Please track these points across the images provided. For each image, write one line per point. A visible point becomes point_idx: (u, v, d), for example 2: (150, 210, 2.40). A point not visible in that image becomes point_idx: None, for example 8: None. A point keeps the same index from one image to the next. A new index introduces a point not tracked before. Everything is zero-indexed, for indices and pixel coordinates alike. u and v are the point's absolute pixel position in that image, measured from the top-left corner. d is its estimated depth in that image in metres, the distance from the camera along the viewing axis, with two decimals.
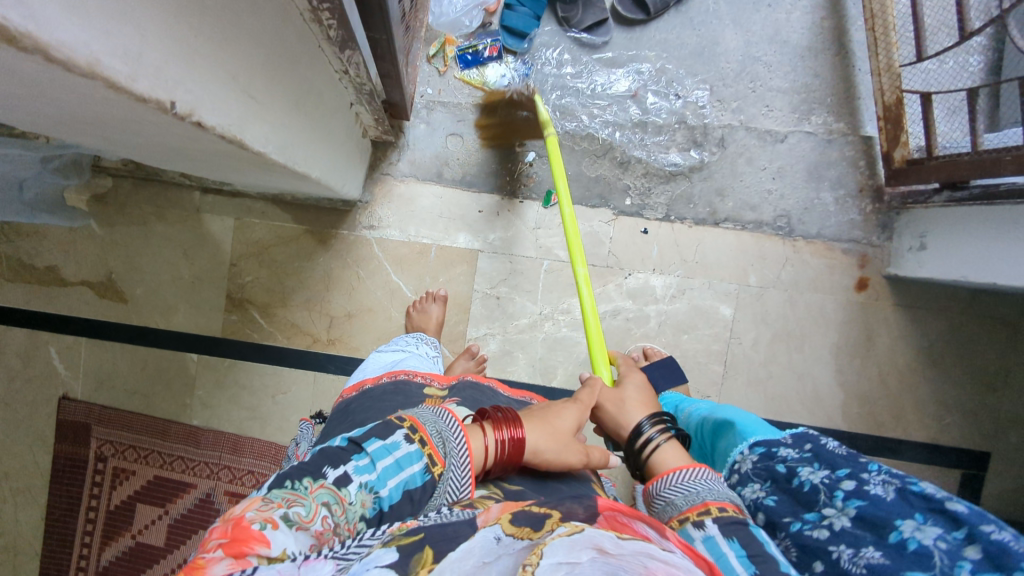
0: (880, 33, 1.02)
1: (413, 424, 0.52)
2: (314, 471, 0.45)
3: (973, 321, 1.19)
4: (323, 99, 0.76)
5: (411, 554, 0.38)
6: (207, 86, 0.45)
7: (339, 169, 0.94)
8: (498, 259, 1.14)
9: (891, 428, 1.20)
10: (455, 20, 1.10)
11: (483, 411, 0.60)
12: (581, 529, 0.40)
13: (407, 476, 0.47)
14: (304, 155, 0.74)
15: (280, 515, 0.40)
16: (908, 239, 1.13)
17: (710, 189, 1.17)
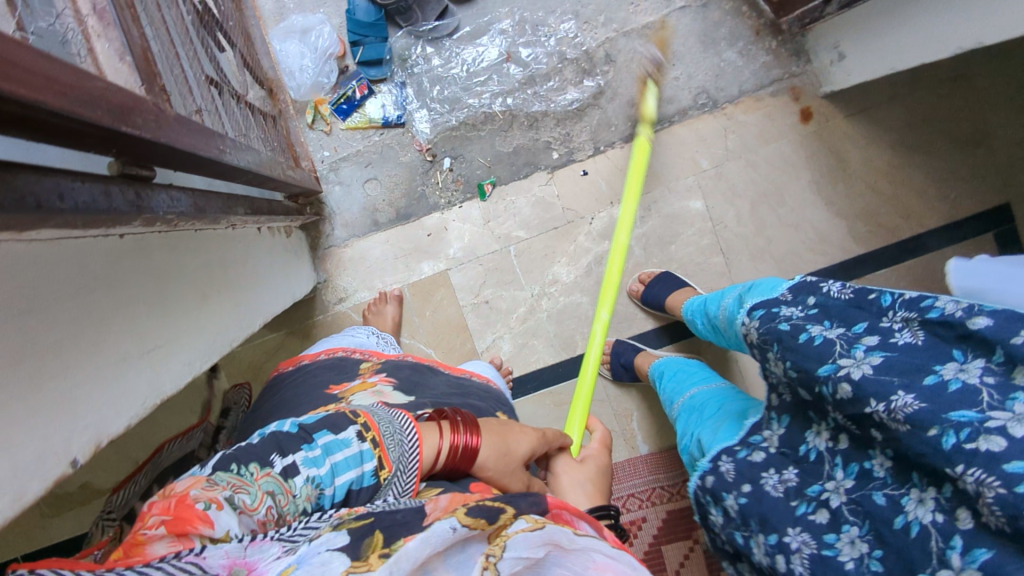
0: None
1: (368, 421, 0.60)
2: (262, 459, 0.52)
3: (924, 92, 1.18)
4: (227, 259, 0.82)
5: (363, 538, 0.46)
6: (95, 387, 0.53)
7: (280, 273, 0.98)
8: (468, 268, 1.14)
9: (906, 229, 1.18)
10: (314, 82, 1.14)
11: (445, 412, 0.70)
12: (541, 526, 0.54)
13: (354, 477, 0.55)
14: (233, 323, 0.82)
15: (225, 498, 0.45)
16: (826, 54, 1.13)
17: (623, 104, 1.16)
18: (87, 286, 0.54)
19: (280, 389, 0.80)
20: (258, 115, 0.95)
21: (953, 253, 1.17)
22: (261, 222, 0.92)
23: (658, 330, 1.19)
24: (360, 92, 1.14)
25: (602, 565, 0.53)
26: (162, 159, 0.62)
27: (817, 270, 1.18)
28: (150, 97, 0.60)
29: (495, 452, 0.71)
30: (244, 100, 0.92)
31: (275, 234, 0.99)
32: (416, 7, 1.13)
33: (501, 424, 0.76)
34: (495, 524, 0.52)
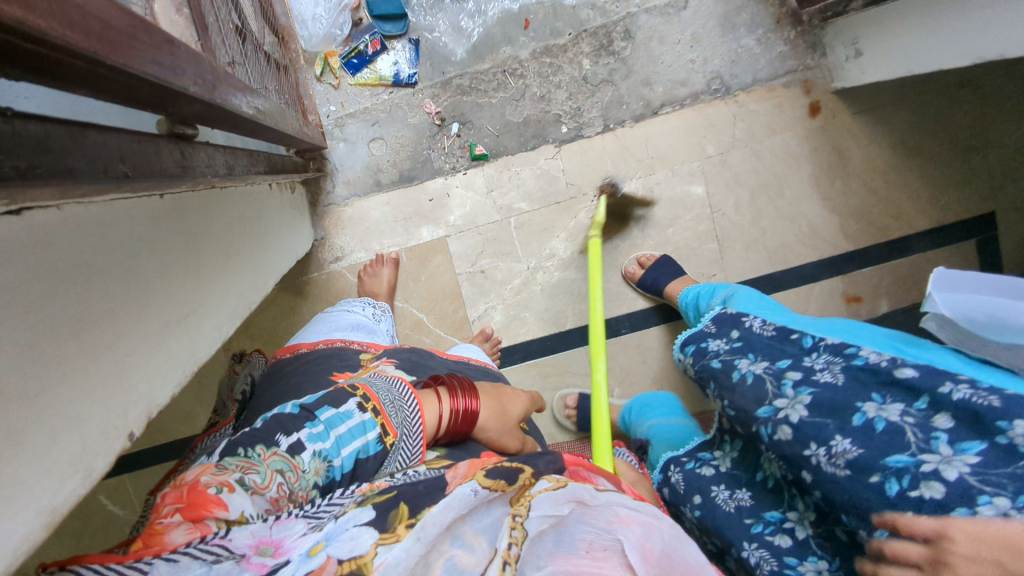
0: None
1: (366, 392, 0.61)
2: (267, 439, 0.51)
3: (931, 95, 1.17)
4: (250, 216, 0.84)
5: (388, 511, 0.45)
6: (140, 350, 0.56)
7: (286, 228, 0.98)
8: (468, 237, 1.14)
9: (895, 229, 1.21)
10: (326, 34, 1.09)
11: (439, 378, 0.75)
12: (563, 484, 0.56)
13: (360, 446, 0.55)
14: (255, 282, 0.84)
15: (236, 480, 0.45)
16: (842, 49, 1.11)
17: (636, 83, 1.14)
18: (135, 250, 0.56)
19: (281, 377, 0.78)
20: (271, 63, 0.93)
21: (935, 256, 1.21)
22: (271, 176, 0.89)
23: (647, 311, 1.21)
24: (373, 48, 1.10)
25: (625, 518, 0.54)
26: (204, 118, 0.65)
27: (806, 264, 1.21)
28: (202, 51, 0.65)
29: (493, 413, 0.76)
30: (256, 44, 0.88)
31: (281, 191, 0.98)
32: None
33: (496, 389, 0.83)
34: (516, 485, 0.53)
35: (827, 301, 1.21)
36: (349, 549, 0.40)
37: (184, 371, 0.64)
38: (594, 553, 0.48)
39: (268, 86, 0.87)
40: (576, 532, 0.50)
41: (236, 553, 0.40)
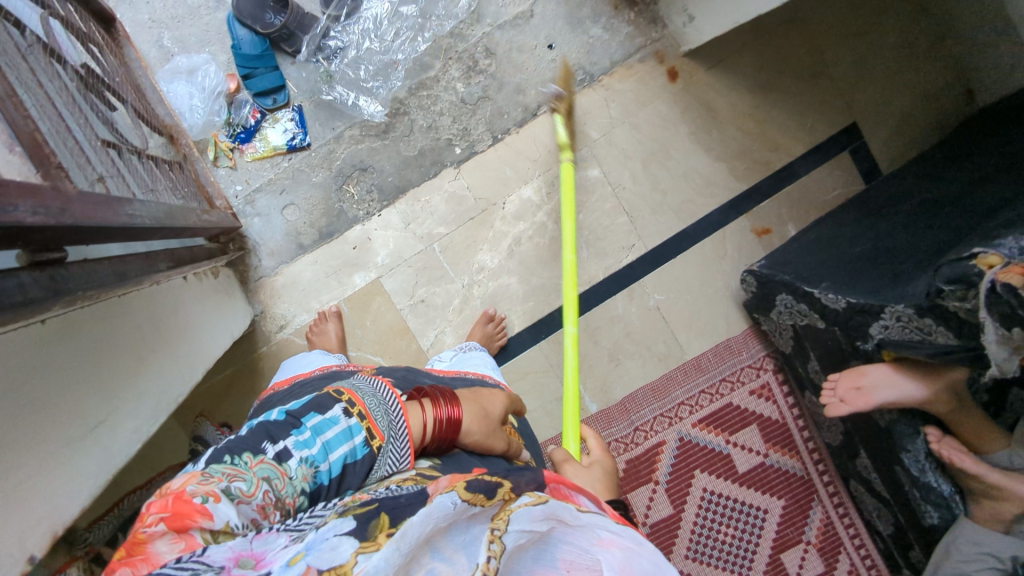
0: None
1: (352, 399, 0.63)
2: (255, 447, 0.55)
3: (770, 36, 1.27)
4: (159, 312, 0.80)
5: (368, 521, 0.45)
6: (35, 471, 0.55)
7: (214, 314, 0.99)
8: (399, 272, 1.21)
9: (777, 160, 1.30)
10: (206, 121, 1.14)
11: (422, 388, 0.73)
12: (543, 499, 0.54)
13: (345, 452, 0.58)
14: (169, 373, 0.81)
15: (222, 490, 0.47)
16: (677, 17, 1.21)
17: (510, 92, 1.21)
18: (23, 382, 0.53)
19: (284, 394, 0.88)
20: (154, 165, 0.94)
21: (819, 174, 1.31)
22: (180, 269, 0.89)
23: (583, 296, 1.29)
24: (254, 117, 1.17)
25: (607, 541, 0.53)
26: (76, 239, 0.61)
27: (710, 213, 1.30)
28: (49, 180, 0.59)
29: (475, 418, 0.77)
30: (139, 151, 0.90)
31: (200, 279, 0.98)
32: (298, 33, 1.14)
33: (473, 391, 0.84)
34: (496, 500, 0.52)
35: (739, 241, 1.31)
36: (328, 561, 0.41)
37: (96, 480, 0.63)
38: (577, 574, 0.50)
39: (156, 190, 0.88)
40: (558, 547, 0.51)
41: (215, 566, 0.41)
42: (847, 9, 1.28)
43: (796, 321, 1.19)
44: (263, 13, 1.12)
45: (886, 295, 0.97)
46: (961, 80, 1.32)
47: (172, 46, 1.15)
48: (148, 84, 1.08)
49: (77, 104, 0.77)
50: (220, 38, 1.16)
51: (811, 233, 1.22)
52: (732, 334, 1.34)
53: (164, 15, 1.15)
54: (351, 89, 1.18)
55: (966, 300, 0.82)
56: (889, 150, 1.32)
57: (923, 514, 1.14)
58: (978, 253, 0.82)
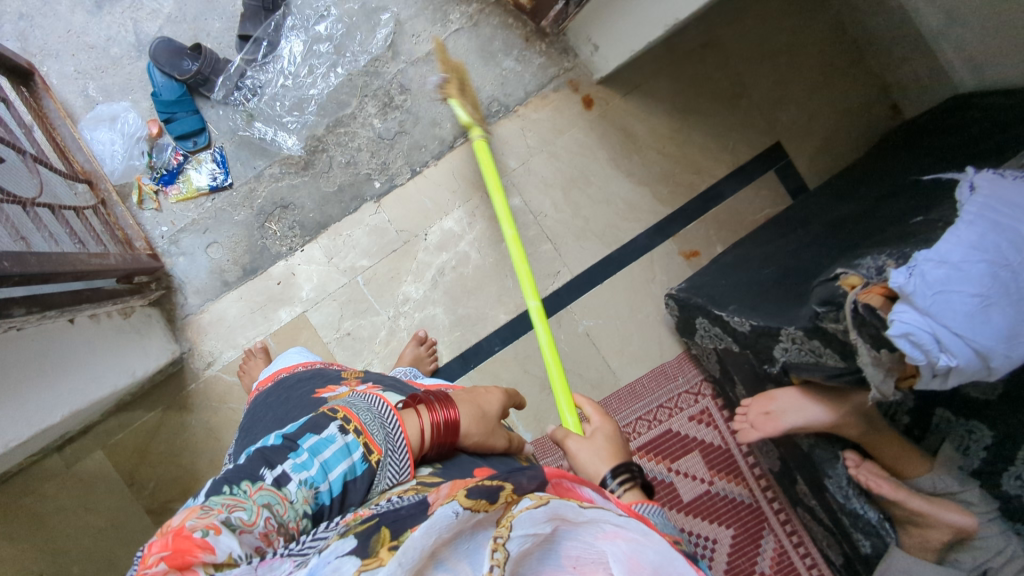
0: None
1: (346, 415, 0.65)
2: (253, 474, 0.56)
3: (685, 62, 1.28)
4: (30, 355, 0.92)
5: (370, 536, 0.47)
6: None
7: (110, 353, 1.08)
8: (324, 306, 1.23)
9: (701, 183, 1.29)
10: (127, 167, 1.20)
11: (416, 396, 0.76)
12: (546, 500, 0.54)
13: (345, 469, 0.60)
14: (30, 410, 0.94)
15: (221, 521, 0.48)
16: (584, 46, 1.23)
17: (426, 126, 1.23)
18: None
19: (271, 407, 0.89)
20: (54, 213, 1.02)
21: (747, 194, 1.29)
22: (66, 311, 0.97)
23: (512, 323, 1.25)
24: (176, 160, 1.21)
25: (612, 535, 0.53)
26: None
27: (635, 237, 1.28)
28: None
29: (472, 420, 0.80)
30: (33, 203, 0.98)
31: (99, 320, 1.07)
32: (211, 77, 1.18)
33: (469, 394, 0.88)
34: (498, 503, 0.53)
35: (668, 265, 1.28)
36: None
37: None
38: (582, 569, 0.52)
39: (46, 240, 0.97)
40: (562, 545, 0.53)
41: None
42: (762, 32, 1.29)
43: (716, 345, 1.18)
44: (179, 61, 1.17)
45: (783, 316, 0.97)
46: (887, 95, 1.31)
47: (96, 96, 1.21)
48: (67, 135, 1.15)
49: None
50: (143, 86, 1.22)
51: (731, 255, 1.22)
52: (666, 359, 1.30)
53: (89, 66, 1.21)
54: (270, 125, 1.22)
55: (838, 320, 0.82)
56: (819, 169, 1.30)
57: (857, 542, 1.08)
58: (842, 274, 0.83)
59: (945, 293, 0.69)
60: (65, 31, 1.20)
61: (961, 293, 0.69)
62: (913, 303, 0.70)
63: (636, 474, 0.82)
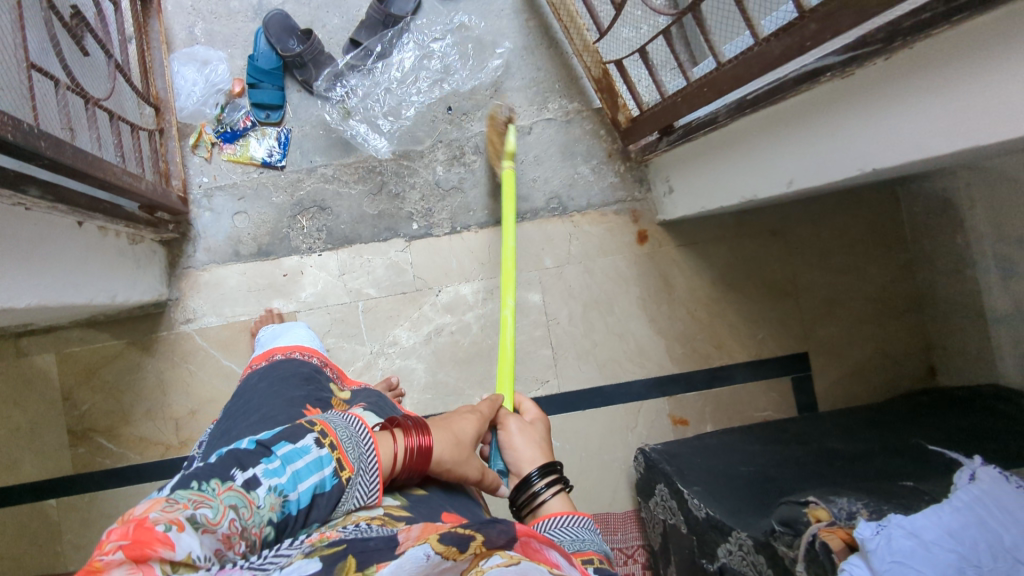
0: (569, 22, 1.20)
1: (323, 428, 0.56)
2: (221, 472, 0.46)
3: (749, 239, 1.27)
4: (27, 238, 0.85)
5: (334, 562, 0.40)
6: None
7: (110, 268, 1.04)
8: (317, 314, 1.20)
9: (716, 357, 1.26)
10: (196, 110, 1.23)
11: (393, 418, 0.67)
12: (516, 561, 0.46)
13: (315, 482, 0.50)
14: (16, 292, 0.82)
15: (186, 517, 0.39)
16: (660, 185, 1.23)
17: (483, 193, 1.23)
18: None
19: (251, 394, 0.81)
20: (110, 120, 1.02)
21: (755, 388, 1.26)
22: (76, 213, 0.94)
23: None
24: (244, 124, 1.23)
25: None
26: None
27: (634, 381, 1.24)
28: None
29: (450, 444, 0.69)
30: (95, 103, 0.98)
31: (106, 234, 1.05)
32: (311, 66, 1.21)
33: (444, 419, 0.76)
34: (467, 555, 0.45)
35: (653, 421, 1.24)
36: None
37: None
38: None
39: (92, 141, 0.96)
40: None
41: None
42: (832, 243, 1.27)
43: (666, 519, 1.10)
44: (287, 38, 1.20)
45: (740, 518, 0.91)
46: (927, 353, 1.28)
47: (200, 37, 1.25)
48: (157, 60, 1.19)
49: (32, 33, 0.84)
50: (245, 46, 1.25)
51: (717, 438, 1.17)
52: (615, 510, 1.24)
53: (206, 9, 1.25)
54: (361, 130, 1.23)
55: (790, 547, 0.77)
56: (834, 393, 1.27)
57: None
58: (812, 502, 0.78)
59: (902, 565, 0.63)
60: None
61: (919, 572, 0.63)
62: (868, 562, 0.65)
63: (564, 482, 0.75)
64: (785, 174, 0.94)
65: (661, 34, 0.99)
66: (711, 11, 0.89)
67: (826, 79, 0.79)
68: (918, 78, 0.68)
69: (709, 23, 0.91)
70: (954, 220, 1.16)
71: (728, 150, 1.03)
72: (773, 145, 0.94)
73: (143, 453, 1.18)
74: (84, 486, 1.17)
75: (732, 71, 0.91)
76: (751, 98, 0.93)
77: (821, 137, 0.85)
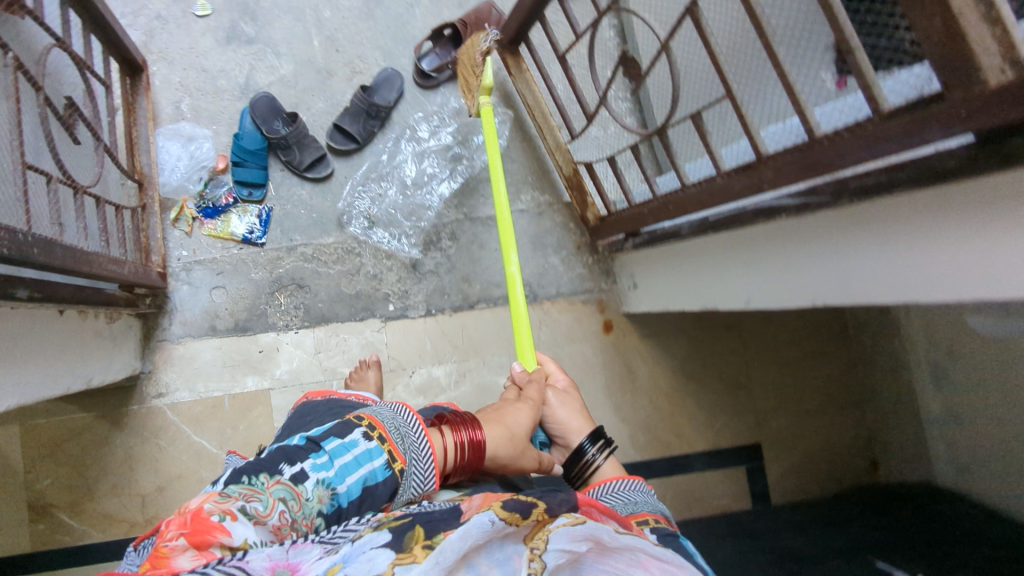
0: (542, 122, 1.26)
1: (370, 422, 0.62)
2: (271, 468, 0.53)
3: (705, 333, 1.33)
4: (15, 330, 0.85)
5: (402, 533, 0.48)
6: None
7: (87, 351, 1.05)
8: (290, 392, 1.24)
9: (676, 445, 1.30)
10: (178, 186, 1.25)
11: (444, 416, 0.76)
12: (582, 520, 0.51)
13: (365, 472, 0.57)
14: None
15: (239, 508, 0.46)
16: (625, 280, 1.28)
17: (457, 278, 1.28)
18: None
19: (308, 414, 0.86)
20: (97, 205, 1.04)
21: (711, 476, 1.31)
22: (63, 305, 0.96)
23: None
24: (226, 200, 1.25)
25: (647, 564, 0.49)
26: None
27: None
28: None
29: (502, 439, 0.79)
30: (83, 191, 0.99)
31: (85, 318, 1.05)
32: (295, 148, 1.24)
33: (496, 412, 0.85)
34: (530, 520, 0.51)
35: None
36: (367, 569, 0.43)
37: None
38: None
39: (78, 232, 0.96)
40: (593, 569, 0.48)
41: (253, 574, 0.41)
42: (785, 338, 1.35)
43: None
44: (273, 120, 1.24)
45: None
46: (870, 447, 1.36)
47: (185, 112, 1.27)
48: (142, 135, 1.21)
49: (27, 128, 0.86)
50: (230, 124, 1.28)
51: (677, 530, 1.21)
52: None
53: (193, 85, 1.28)
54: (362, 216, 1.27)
55: None
56: (785, 483, 1.33)
57: None
58: None
59: None
60: (189, 48, 1.28)
61: None
62: None
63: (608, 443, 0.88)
64: (744, 293, 0.99)
65: (632, 147, 1.06)
66: (676, 137, 0.96)
67: (783, 216, 0.85)
68: (861, 233, 0.73)
69: (674, 146, 0.98)
70: (894, 326, 1.23)
71: (690, 261, 1.09)
72: (734, 267, 0.99)
73: (106, 531, 1.20)
74: (41, 563, 1.20)
75: (695, 196, 0.96)
76: (712, 220, 1.00)
77: (778, 264, 0.90)
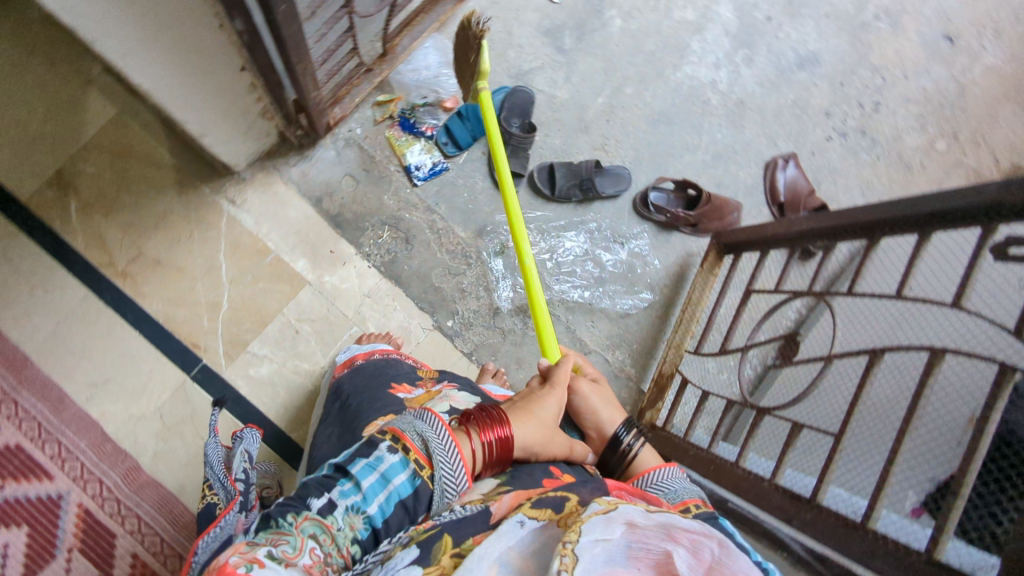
0: (687, 318, 1.24)
1: (394, 433, 0.52)
2: (298, 503, 0.47)
3: None
4: (199, 48, 0.85)
5: (431, 546, 0.44)
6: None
7: (223, 118, 1.04)
8: (319, 299, 1.21)
9: None
10: (406, 87, 1.35)
11: (466, 412, 0.61)
12: (612, 507, 0.43)
13: (394, 488, 0.49)
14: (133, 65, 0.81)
15: (264, 555, 0.40)
16: None
17: (513, 356, 1.26)
18: None
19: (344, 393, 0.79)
20: (344, 33, 1.05)
21: None
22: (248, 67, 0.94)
23: None
24: (425, 129, 1.33)
25: (682, 539, 0.40)
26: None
27: None
28: None
29: (535, 433, 0.65)
30: (348, 13, 1.00)
31: (255, 100, 1.06)
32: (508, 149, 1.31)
33: (519, 402, 0.72)
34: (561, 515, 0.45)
35: None
36: None
37: None
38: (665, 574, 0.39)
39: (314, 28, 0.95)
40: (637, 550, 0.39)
41: None
42: None
43: None
44: (515, 116, 1.32)
45: None
46: None
47: None
48: (418, 32, 1.32)
49: None
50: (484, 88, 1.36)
51: None
52: None
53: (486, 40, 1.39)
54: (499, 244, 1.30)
55: None
56: None
57: None
58: None
59: None
60: (513, 9, 1.41)
61: None
62: None
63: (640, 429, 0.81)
64: None
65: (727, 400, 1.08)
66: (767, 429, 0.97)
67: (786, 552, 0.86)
68: None
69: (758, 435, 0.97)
70: None
71: None
72: None
73: (85, 248, 1.16)
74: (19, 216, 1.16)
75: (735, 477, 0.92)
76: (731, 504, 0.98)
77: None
